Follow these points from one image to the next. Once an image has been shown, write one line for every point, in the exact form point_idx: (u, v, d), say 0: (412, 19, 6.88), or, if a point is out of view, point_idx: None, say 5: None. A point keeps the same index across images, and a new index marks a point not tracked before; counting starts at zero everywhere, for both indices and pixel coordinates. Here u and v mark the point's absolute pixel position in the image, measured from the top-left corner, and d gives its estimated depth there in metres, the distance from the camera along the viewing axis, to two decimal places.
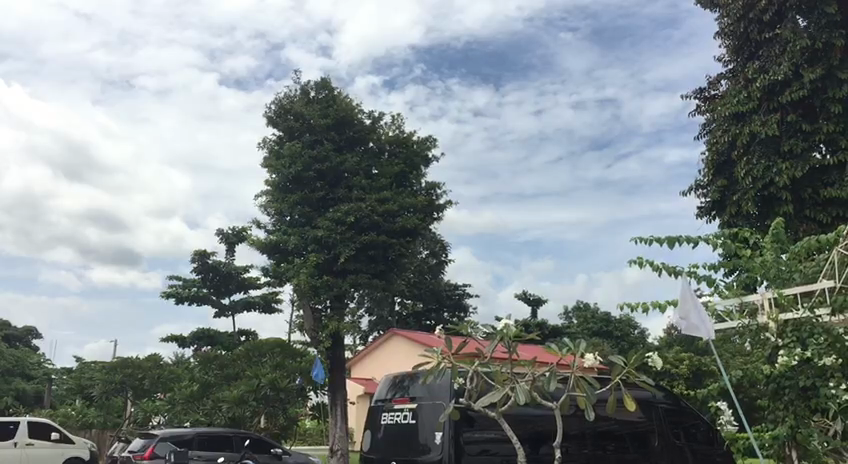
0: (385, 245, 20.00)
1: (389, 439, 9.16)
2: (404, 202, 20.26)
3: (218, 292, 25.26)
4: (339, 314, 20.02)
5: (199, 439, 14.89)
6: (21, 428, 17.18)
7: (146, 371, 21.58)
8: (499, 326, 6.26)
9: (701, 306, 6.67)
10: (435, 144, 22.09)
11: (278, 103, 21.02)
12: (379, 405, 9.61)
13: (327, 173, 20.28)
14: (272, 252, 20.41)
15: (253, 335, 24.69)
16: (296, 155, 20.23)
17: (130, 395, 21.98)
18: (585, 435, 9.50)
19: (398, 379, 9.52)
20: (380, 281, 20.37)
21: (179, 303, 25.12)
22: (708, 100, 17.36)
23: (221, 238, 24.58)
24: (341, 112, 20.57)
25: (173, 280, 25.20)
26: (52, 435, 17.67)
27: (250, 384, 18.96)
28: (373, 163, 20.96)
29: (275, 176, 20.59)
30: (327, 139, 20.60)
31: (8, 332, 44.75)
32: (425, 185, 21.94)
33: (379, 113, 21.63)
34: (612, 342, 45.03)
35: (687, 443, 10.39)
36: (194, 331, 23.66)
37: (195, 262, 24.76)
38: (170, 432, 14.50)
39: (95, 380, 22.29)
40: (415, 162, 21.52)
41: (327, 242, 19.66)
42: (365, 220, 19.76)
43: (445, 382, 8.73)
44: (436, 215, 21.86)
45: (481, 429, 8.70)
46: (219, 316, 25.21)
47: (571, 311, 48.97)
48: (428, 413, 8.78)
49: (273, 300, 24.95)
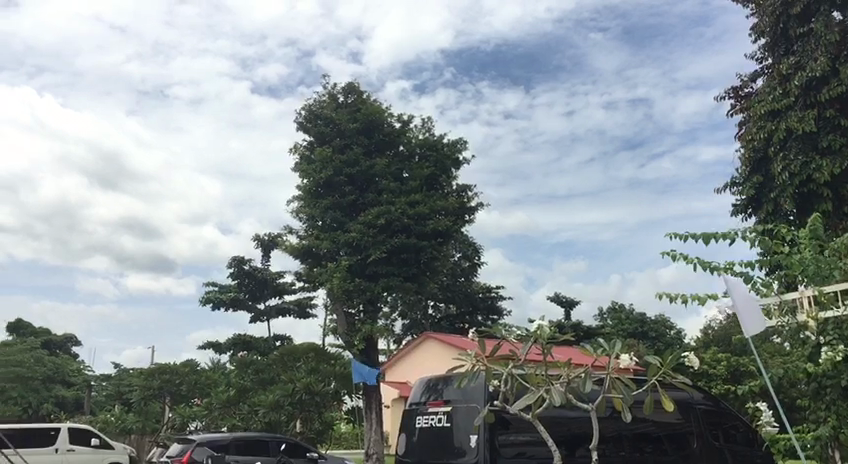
0: (417, 248, 20.04)
1: (424, 442, 9.15)
2: (435, 205, 20.28)
3: (254, 298, 25.46)
4: (373, 318, 20.23)
5: (236, 444, 14.97)
6: (61, 433, 17.51)
7: (183, 377, 22.03)
8: (533, 328, 6.24)
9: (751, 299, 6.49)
10: (465, 146, 22.03)
11: (308, 109, 21.22)
12: (413, 410, 9.59)
13: (356, 177, 20.38)
14: (305, 257, 20.55)
15: (288, 340, 24.92)
16: (326, 160, 20.44)
17: (168, 400, 22.35)
18: (622, 437, 9.41)
19: (433, 382, 9.50)
20: (413, 284, 20.35)
21: (216, 309, 25.41)
22: (742, 98, 17.13)
23: (257, 244, 24.82)
24: (369, 116, 20.62)
25: (209, 287, 25.50)
26: (92, 440, 17.91)
27: (286, 388, 18.99)
28: (404, 167, 20.94)
29: (306, 182, 20.78)
30: (356, 143, 20.71)
31: (48, 339, 45.53)
32: (456, 187, 22.03)
33: (408, 116, 21.69)
34: (648, 342, 44.74)
35: (726, 444, 10.27)
36: (231, 336, 23.96)
37: (232, 267, 25.08)
38: (208, 437, 14.63)
39: (134, 385, 22.77)
40: (446, 165, 21.38)
41: (359, 245, 19.76)
42: (396, 223, 19.77)
43: (479, 384, 8.73)
44: (469, 217, 21.99)
45: (516, 431, 8.67)
46: (254, 321, 25.45)
47: (606, 312, 48.76)
48: (464, 416, 8.77)
49: (308, 305, 25.12)
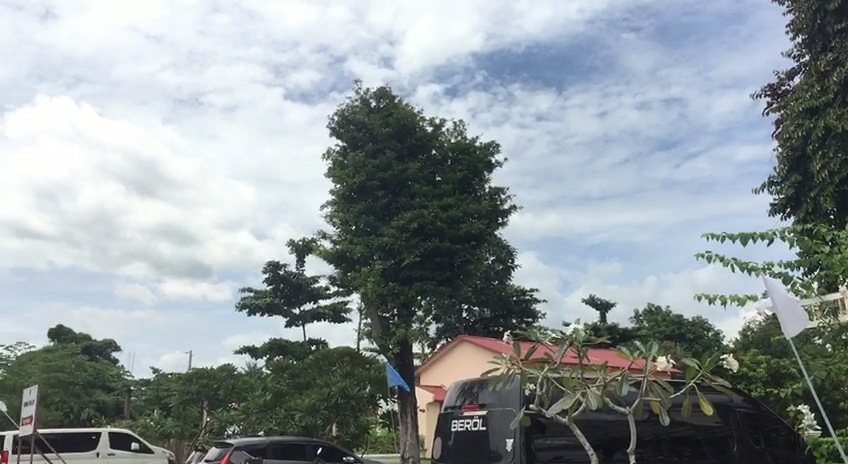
0: (451, 251, 20.02)
1: (459, 446, 9.14)
2: (468, 209, 20.26)
3: (289, 303, 25.63)
4: (407, 322, 20.27)
5: (273, 448, 15.08)
6: (102, 438, 17.78)
7: (220, 381, 22.26)
8: (569, 331, 6.21)
9: (793, 301, 6.37)
10: (498, 149, 21.98)
11: (341, 114, 21.36)
12: (448, 413, 9.58)
13: (389, 181, 20.45)
14: (339, 261, 20.67)
15: (324, 345, 25.05)
16: (359, 166, 20.56)
17: (206, 405, 22.58)
18: (660, 440, 9.30)
19: (468, 386, 9.49)
20: (447, 287, 20.31)
21: (252, 314, 25.65)
22: (779, 95, 16.87)
23: (291, 249, 25.01)
24: (402, 120, 20.70)
25: (245, 292, 25.75)
26: (131, 445, 18.16)
27: (322, 392, 19.08)
28: (436, 170, 20.95)
29: (339, 187, 20.94)
30: (389, 148, 20.79)
31: (88, 344, 46.33)
32: (489, 190, 21.99)
33: (440, 120, 21.71)
34: (685, 344, 44.18)
35: (768, 448, 10.11)
36: (267, 341, 24.16)
37: (267, 273, 25.31)
38: (245, 441, 14.75)
39: (172, 390, 23.05)
40: (479, 168, 21.37)
41: (392, 249, 19.82)
42: (429, 227, 19.79)
43: (515, 388, 8.71)
44: (502, 220, 21.93)
45: (552, 435, 8.63)
46: (290, 326, 25.63)
47: (642, 314, 48.26)
48: (499, 420, 8.75)
49: (343, 310, 25.23)
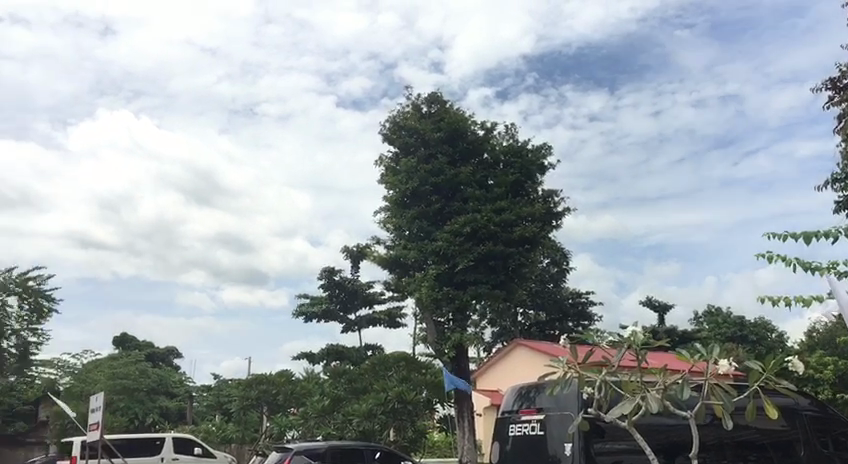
0: (505, 255, 19.93)
1: (518, 451, 9.10)
2: (522, 212, 20.15)
3: (345, 309, 25.83)
4: (462, 326, 20.27)
5: (332, 452, 15.23)
6: (166, 443, 18.21)
7: (279, 387, 22.61)
8: (627, 334, 6.15)
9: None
10: (550, 151, 21.84)
11: (392, 120, 21.50)
12: (504, 418, 9.54)
13: (442, 186, 20.49)
14: (394, 267, 20.82)
15: (380, 350, 25.21)
16: (412, 171, 20.68)
17: (265, 410, 22.93)
18: (723, 445, 9.12)
19: (525, 389, 9.44)
20: (502, 291, 20.14)
21: (309, 321, 25.95)
22: (841, 90, 16.40)
23: (346, 256, 25.24)
24: (453, 125, 20.74)
25: (302, 299, 26.08)
26: (195, 450, 18.56)
27: (379, 397, 19.20)
28: (488, 174, 20.90)
29: (393, 193, 21.12)
30: (440, 152, 20.85)
31: (151, 351, 47.50)
32: (542, 193, 21.87)
33: (492, 123, 21.68)
34: (748, 346, 43.17)
35: (836, 452, 9.83)
36: (324, 347, 24.39)
37: (323, 279, 25.58)
38: (305, 445, 14.93)
39: (233, 396, 23.47)
40: (531, 171, 21.27)
41: (446, 254, 19.86)
42: (483, 231, 19.76)
43: (573, 392, 8.64)
44: (556, 223, 21.78)
45: (613, 439, 8.53)
46: (346, 331, 25.85)
47: (702, 316, 47.32)
48: (557, 424, 8.68)
49: (398, 315, 25.34)
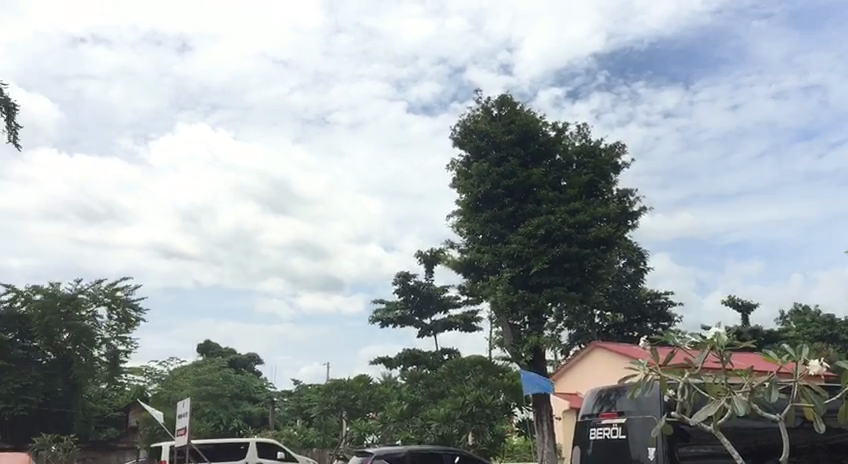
0: (580, 256, 19.70)
1: (599, 455, 8.99)
2: (596, 212, 19.90)
3: (420, 313, 25.97)
4: (539, 329, 20.13)
5: (412, 456, 15.30)
6: (250, 448, 18.64)
7: (358, 392, 22.87)
8: (710, 335, 6.02)
9: None
10: (624, 150, 21.53)
11: (463, 124, 21.53)
12: (584, 421, 9.40)
13: (515, 188, 20.41)
14: (468, 271, 20.82)
15: (456, 354, 25.25)
16: (483, 174, 20.66)
17: (345, 415, 23.21)
18: (815, 449, 8.82)
19: (605, 392, 9.31)
20: (578, 293, 19.89)
21: (385, 326, 26.19)
22: None
23: (420, 260, 25.38)
24: (524, 127, 20.65)
25: (377, 304, 26.35)
26: (277, 454, 18.94)
27: (456, 402, 19.20)
28: (561, 175, 20.72)
29: (465, 197, 21.14)
30: (512, 155, 20.77)
31: (234, 358, 48.73)
32: (616, 192, 21.56)
33: (563, 124, 21.50)
34: (838, 346, 41.49)
35: None
36: (401, 352, 24.59)
37: (397, 285, 25.78)
38: (384, 450, 15.09)
39: (313, 401, 23.85)
40: (605, 171, 21.00)
41: (520, 257, 19.78)
42: (556, 233, 19.60)
43: (655, 395, 8.48)
44: (631, 223, 21.44)
45: (696, 444, 8.46)
46: (422, 336, 25.98)
47: (789, 315, 45.73)
48: (639, 428, 8.54)
49: (474, 318, 25.33)
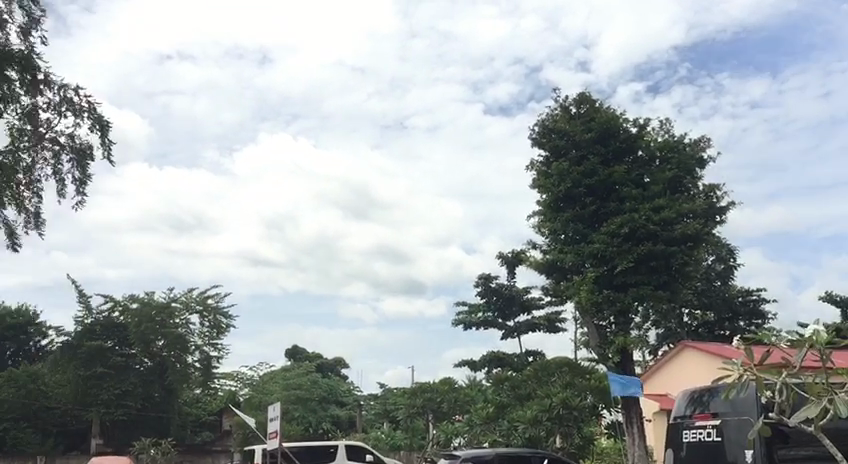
0: (667, 254, 19.25)
1: (693, 458, 8.77)
2: (682, 209, 19.44)
3: (504, 315, 25.88)
4: (626, 329, 19.77)
5: (499, 459, 15.24)
6: (339, 451, 18.92)
7: (444, 395, 22.94)
8: (808, 333, 5.79)
9: None
10: (709, 144, 21.03)
11: (541, 124, 21.34)
12: (677, 423, 9.19)
13: (597, 187, 20.11)
14: (551, 271, 20.63)
15: (541, 355, 25.04)
16: (564, 173, 20.42)
17: (431, 418, 23.30)
18: None
19: (697, 393, 9.07)
20: (665, 292, 19.42)
21: (469, 329, 26.19)
22: None
23: (502, 262, 25.29)
24: (604, 124, 20.35)
25: (460, 307, 26.38)
26: (366, 456, 19.17)
27: (543, 403, 19.02)
28: (644, 172, 20.33)
29: (546, 197, 20.94)
30: (592, 153, 20.47)
31: (321, 362, 49.57)
32: (703, 188, 21.03)
33: (644, 120, 21.08)
34: None
35: None
36: (485, 354, 24.56)
37: (479, 287, 25.75)
38: (471, 452, 15.10)
39: (400, 404, 24.03)
40: (690, 166, 20.56)
41: (604, 256, 19.48)
42: (641, 231, 19.22)
43: (751, 396, 8.23)
44: (719, 218, 20.86)
45: (797, 446, 8.17)
46: (506, 338, 25.87)
47: None
48: (735, 429, 8.30)
49: (558, 319, 25.08)
